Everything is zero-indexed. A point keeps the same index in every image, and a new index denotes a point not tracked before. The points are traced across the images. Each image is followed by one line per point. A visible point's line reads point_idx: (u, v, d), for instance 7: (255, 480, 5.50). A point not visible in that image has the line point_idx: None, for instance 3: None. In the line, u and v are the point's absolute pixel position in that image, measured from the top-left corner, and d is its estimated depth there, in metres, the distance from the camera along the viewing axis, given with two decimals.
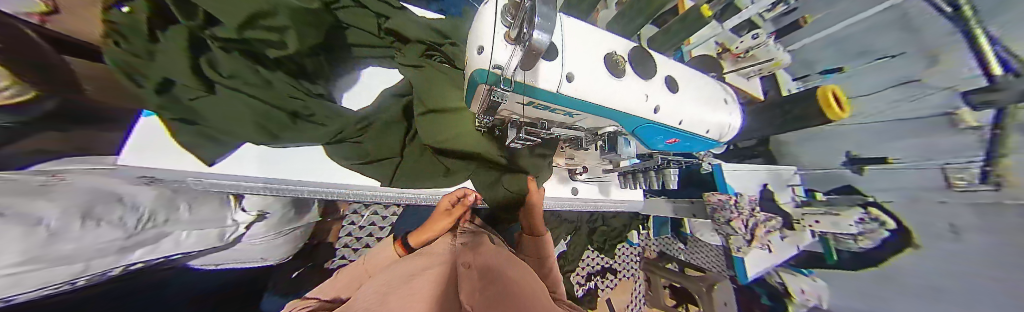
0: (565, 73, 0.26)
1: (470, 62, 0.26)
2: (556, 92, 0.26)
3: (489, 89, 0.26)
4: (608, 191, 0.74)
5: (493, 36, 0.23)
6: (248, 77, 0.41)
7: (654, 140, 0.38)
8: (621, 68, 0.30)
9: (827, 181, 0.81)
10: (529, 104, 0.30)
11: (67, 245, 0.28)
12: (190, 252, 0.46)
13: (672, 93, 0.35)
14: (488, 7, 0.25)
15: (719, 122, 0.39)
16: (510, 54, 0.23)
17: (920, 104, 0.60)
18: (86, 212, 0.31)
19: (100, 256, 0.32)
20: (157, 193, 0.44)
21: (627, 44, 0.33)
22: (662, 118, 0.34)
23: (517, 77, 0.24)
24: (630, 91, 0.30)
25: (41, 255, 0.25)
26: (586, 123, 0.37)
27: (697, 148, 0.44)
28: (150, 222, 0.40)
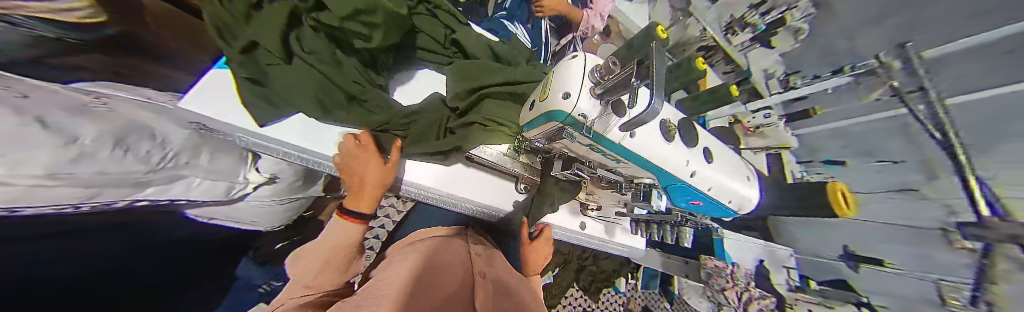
0: (629, 131, 0.31)
1: (550, 103, 0.30)
2: (618, 143, 0.32)
3: (563, 126, 0.31)
4: (612, 233, 0.74)
5: (579, 86, 0.27)
6: (325, 56, 0.45)
7: (681, 199, 0.40)
8: (671, 134, 0.34)
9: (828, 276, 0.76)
10: (587, 146, 0.35)
11: (87, 168, 0.29)
12: (191, 200, 0.46)
13: (708, 163, 0.37)
14: (576, 61, 0.30)
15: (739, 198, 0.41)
16: (598, 107, 0.27)
17: (918, 212, 0.52)
18: (118, 140, 0.32)
19: (116, 186, 0.34)
20: (189, 135, 0.44)
21: (675, 114, 0.38)
22: (696, 182, 0.37)
23: (595, 125, 0.29)
24: (675, 155, 0.34)
25: (58, 173, 0.26)
26: (627, 170, 0.41)
27: (717, 213, 0.45)
28: (172, 161, 0.40)
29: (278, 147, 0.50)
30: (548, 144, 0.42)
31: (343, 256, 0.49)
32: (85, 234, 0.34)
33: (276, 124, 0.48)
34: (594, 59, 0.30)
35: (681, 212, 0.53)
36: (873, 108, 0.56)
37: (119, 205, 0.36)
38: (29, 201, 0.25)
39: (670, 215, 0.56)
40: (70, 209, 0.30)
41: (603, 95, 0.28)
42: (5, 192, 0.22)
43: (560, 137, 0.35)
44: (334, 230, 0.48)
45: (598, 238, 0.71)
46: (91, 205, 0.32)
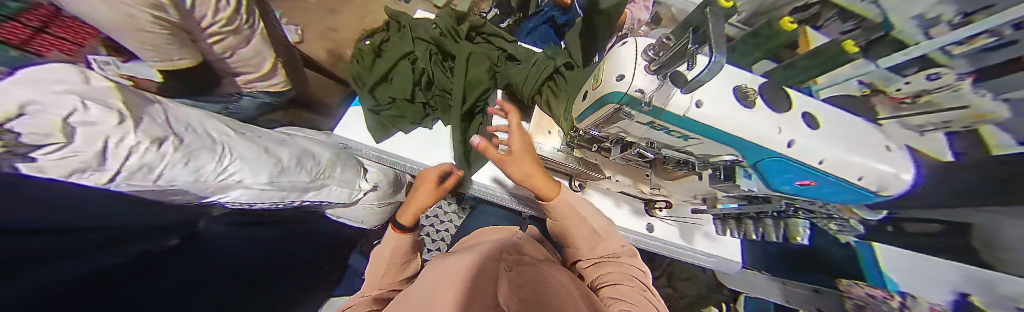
0: (694, 100, 0.31)
1: (605, 87, 0.35)
2: (683, 115, 0.32)
3: (619, 107, 0.33)
4: (692, 239, 0.61)
5: (633, 68, 0.31)
6: (423, 87, 0.73)
7: (781, 179, 0.35)
8: (752, 100, 0.32)
9: None
10: (647, 124, 0.36)
11: (285, 178, 0.48)
12: (332, 202, 0.63)
13: (812, 129, 0.31)
14: (628, 46, 0.33)
15: (884, 176, 0.30)
16: (651, 83, 0.30)
17: None
18: (301, 159, 0.52)
19: (294, 191, 0.52)
20: (336, 155, 0.64)
21: (756, 79, 0.34)
22: (799, 155, 0.31)
23: (652, 100, 0.31)
24: (763, 125, 0.31)
25: (274, 181, 0.47)
26: (699, 148, 0.38)
27: (844, 196, 0.34)
28: (325, 176, 0.58)
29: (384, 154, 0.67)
30: (604, 129, 0.43)
31: (395, 238, 0.46)
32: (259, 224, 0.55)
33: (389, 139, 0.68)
34: (647, 40, 0.32)
35: (786, 199, 0.44)
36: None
37: (295, 203, 0.57)
38: (258, 197, 0.46)
39: (768, 205, 0.46)
40: (267, 204, 0.51)
41: (658, 69, 0.30)
42: (201, 186, 0.36)
43: (617, 119, 0.37)
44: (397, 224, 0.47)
45: (674, 243, 0.61)
46: (264, 204, 0.50)
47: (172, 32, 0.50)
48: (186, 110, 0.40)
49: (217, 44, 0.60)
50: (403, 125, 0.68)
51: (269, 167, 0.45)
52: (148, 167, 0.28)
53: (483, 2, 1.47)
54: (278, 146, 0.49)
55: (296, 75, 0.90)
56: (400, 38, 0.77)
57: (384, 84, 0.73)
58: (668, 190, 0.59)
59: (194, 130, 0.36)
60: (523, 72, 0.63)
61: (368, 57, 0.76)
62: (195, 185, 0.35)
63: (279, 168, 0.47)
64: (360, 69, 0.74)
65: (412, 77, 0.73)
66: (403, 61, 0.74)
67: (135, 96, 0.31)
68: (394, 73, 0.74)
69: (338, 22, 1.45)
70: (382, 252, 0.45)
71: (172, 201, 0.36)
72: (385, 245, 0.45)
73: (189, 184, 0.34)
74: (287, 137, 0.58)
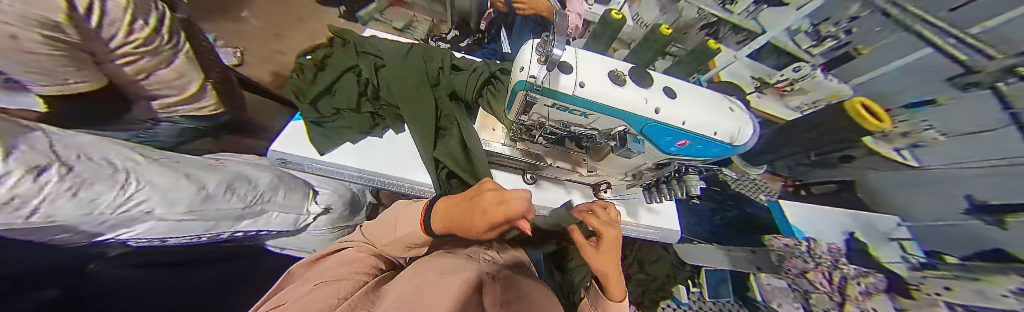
0: (578, 81, 0.37)
1: (514, 78, 0.40)
2: (571, 94, 0.37)
3: (525, 93, 0.38)
4: (636, 214, 0.70)
5: (529, 61, 0.37)
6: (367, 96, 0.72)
7: (664, 142, 0.42)
8: (621, 79, 0.39)
9: (959, 244, 0.66)
10: (552, 107, 0.41)
11: (210, 205, 0.43)
12: (273, 229, 0.58)
13: (671, 99, 0.39)
14: (528, 46, 0.39)
15: (731, 129, 0.40)
16: (541, 71, 0.35)
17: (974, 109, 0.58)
18: (229, 184, 0.47)
19: (224, 219, 0.47)
20: (277, 175, 0.59)
21: (625, 65, 0.42)
22: (666, 119, 0.38)
23: (544, 83, 0.36)
24: (631, 96, 0.38)
25: (195, 210, 0.40)
26: (600, 124, 0.43)
27: (713, 152, 0.43)
28: (263, 199, 0.52)
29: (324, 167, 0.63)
30: (525, 119, 0.47)
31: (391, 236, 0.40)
32: (176, 265, 0.46)
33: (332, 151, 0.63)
34: (539, 40, 0.39)
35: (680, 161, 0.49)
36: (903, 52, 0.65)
37: (223, 235, 0.50)
38: (172, 229, 0.40)
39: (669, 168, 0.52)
40: (189, 238, 0.44)
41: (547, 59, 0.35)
42: (97, 222, 0.30)
43: (530, 107, 0.42)
44: (413, 209, 0.39)
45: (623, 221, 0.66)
46: (182, 238, 0.43)
47: (66, 53, 0.41)
48: (74, 137, 0.33)
49: (127, 67, 0.52)
50: (348, 134, 0.66)
51: (189, 195, 0.39)
52: (17, 201, 0.21)
53: (442, 25, 1.56)
54: (202, 173, 0.44)
55: (230, 96, 0.80)
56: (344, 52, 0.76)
57: (329, 96, 0.71)
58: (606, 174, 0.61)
59: (91, 157, 0.30)
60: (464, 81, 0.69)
61: (306, 70, 0.71)
62: (84, 221, 0.28)
63: (203, 194, 0.41)
64: (301, 81, 0.70)
65: (357, 87, 0.71)
66: (348, 73, 0.72)
67: (6, 122, 0.25)
68: (338, 85, 0.72)
69: (285, 44, 1.37)
70: (376, 229, 0.42)
71: (53, 242, 0.29)
72: (403, 213, 0.40)
73: (78, 221, 0.28)
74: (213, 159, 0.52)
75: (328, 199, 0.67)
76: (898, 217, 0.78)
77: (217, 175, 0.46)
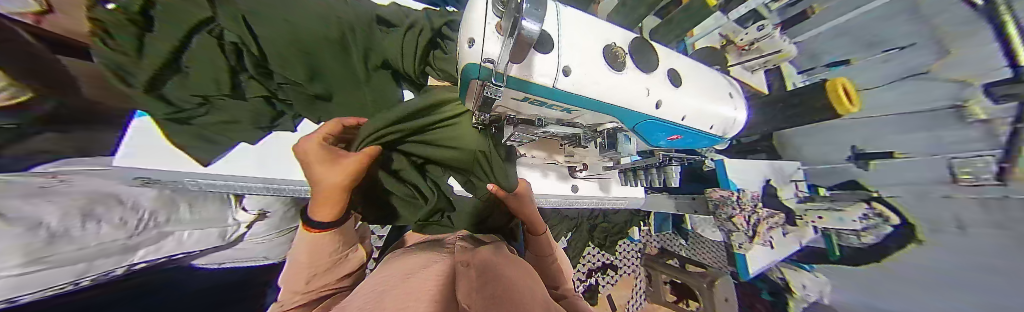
0: (561, 67, 0.29)
1: (462, 57, 0.29)
2: (551, 86, 0.29)
3: (481, 83, 0.29)
4: (609, 188, 0.75)
5: (484, 31, 0.26)
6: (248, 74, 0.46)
7: (657, 137, 0.42)
8: (619, 62, 0.33)
9: (836, 176, 0.92)
10: (524, 100, 0.33)
11: (68, 247, 0.32)
12: (196, 250, 0.52)
13: (673, 88, 0.37)
14: (481, 1, 0.27)
15: (716, 119, 0.42)
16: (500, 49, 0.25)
17: (911, 60, 0.70)
18: (86, 213, 0.35)
19: (102, 256, 0.37)
20: (156, 194, 0.50)
21: (626, 38, 0.36)
22: (662, 114, 0.37)
23: (509, 72, 0.27)
24: (628, 86, 0.33)
25: (43, 257, 0.29)
26: (586, 119, 0.39)
27: (702, 143, 0.48)
28: (150, 222, 0.45)
29: (221, 180, 0.55)
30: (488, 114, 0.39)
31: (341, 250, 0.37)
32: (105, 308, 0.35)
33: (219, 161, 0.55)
34: None
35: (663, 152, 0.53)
36: None
37: (118, 273, 0.39)
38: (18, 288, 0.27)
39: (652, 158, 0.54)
40: (69, 285, 0.33)
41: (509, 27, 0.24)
42: None
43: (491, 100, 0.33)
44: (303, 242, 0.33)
45: (596, 196, 0.73)
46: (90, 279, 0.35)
47: None
48: None
49: None
50: (246, 134, 0.54)
51: (19, 241, 0.27)
52: None
53: None
54: (34, 202, 0.30)
55: None
56: None
57: (176, 78, 0.41)
58: (582, 158, 0.63)
59: None
60: (398, 45, 0.51)
61: (117, 36, 0.33)
62: None
63: (46, 235, 0.30)
64: (122, 55, 0.35)
65: (228, 60, 0.42)
66: (200, 34, 0.38)
67: None
68: (190, 57, 0.39)
69: None
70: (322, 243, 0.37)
71: None
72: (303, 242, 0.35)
73: None
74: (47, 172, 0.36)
75: (260, 201, 0.64)
76: (797, 161, 1.01)
77: (61, 201, 0.34)
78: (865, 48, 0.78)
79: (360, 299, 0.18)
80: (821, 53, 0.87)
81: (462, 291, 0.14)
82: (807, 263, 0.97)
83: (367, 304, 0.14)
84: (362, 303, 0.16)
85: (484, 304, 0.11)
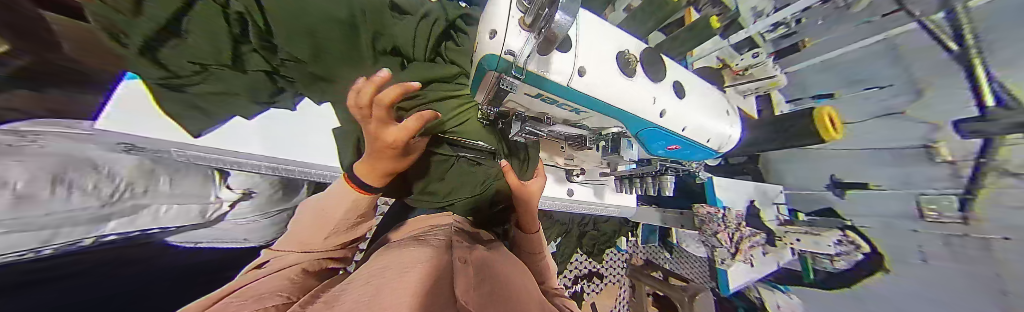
0: (576, 68, 0.30)
1: (481, 48, 0.29)
2: (566, 85, 0.30)
3: (499, 76, 0.29)
4: (602, 195, 0.76)
5: (506, 24, 0.26)
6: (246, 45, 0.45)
7: (658, 146, 0.43)
8: (631, 68, 0.34)
9: (814, 202, 0.96)
10: (537, 97, 0.34)
11: (34, 211, 0.29)
12: (173, 227, 0.49)
13: (679, 99, 0.39)
14: None
15: (717, 133, 0.44)
16: (523, 43, 0.26)
17: (895, 96, 0.76)
18: (55, 178, 0.32)
19: (70, 225, 0.33)
20: (137, 163, 0.46)
21: (638, 46, 0.37)
22: (666, 123, 0.39)
23: (527, 66, 0.28)
24: (639, 92, 0.35)
25: (7, 220, 0.26)
26: (592, 122, 0.41)
27: (698, 156, 0.50)
28: (126, 192, 0.42)
29: (214, 154, 0.59)
30: (498, 108, 0.40)
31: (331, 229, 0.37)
32: (81, 275, 0.33)
33: (208, 133, 0.58)
34: None
35: (660, 162, 0.54)
36: (865, 35, 0.75)
37: (89, 243, 0.35)
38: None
39: (649, 166, 0.56)
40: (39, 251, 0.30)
41: (533, 25, 0.26)
42: None
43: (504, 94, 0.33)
44: (332, 196, 0.36)
45: (589, 202, 0.74)
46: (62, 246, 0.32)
47: None
48: None
49: None
50: (240, 107, 0.59)
51: None
52: None
53: None
54: (5, 161, 0.27)
55: None
56: None
57: (173, 44, 0.40)
58: (580, 162, 0.64)
59: None
60: (411, 32, 0.52)
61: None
62: None
63: (12, 196, 0.27)
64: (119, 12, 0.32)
65: (230, 30, 0.41)
66: None
67: None
68: (189, 23, 0.38)
69: None
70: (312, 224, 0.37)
71: None
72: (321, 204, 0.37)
73: None
74: (50, 122, 0.34)
75: (246, 180, 0.66)
76: (778, 187, 1.02)
77: (36, 164, 0.31)
78: (849, 84, 0.84)
79: (353, 291, 0.18)
80: (808, 86, 0.91)
81: (457, 288, 0.14)
82: (782, 284, 1.01)
83: (355, 299, 0.14)
84: (355, 295, 0.15)
85: (488, 306, 0.10)
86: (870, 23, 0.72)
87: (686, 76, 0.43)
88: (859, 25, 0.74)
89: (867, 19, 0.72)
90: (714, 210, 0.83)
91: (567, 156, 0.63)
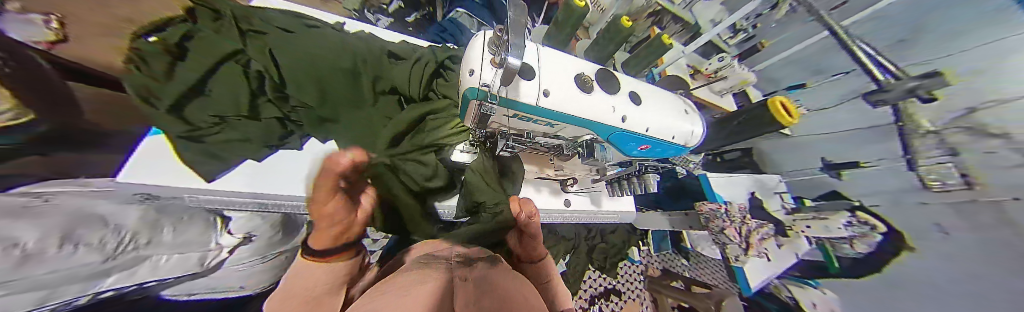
0: (542, 90, 0.34)
1: (463, 83, 0.34)
2: (534, 105, 0.34)
3: (479, 103, 0.33)
4: (600, 202, 0.77)
5: (481, 63, 0.31)
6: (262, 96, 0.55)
7: (629, 147, 0.47)
8: (588, 86, 0.38)
9: (814, 188, 0.96)
10: (514, 117, 0.37)
11: (39, 270, 0.29)
12: (172, 277, 0.46)
13: (636, 105, 0.43)
14: (478, 40, 0.33)
15: (685, 132, 0.48)
16: (494, 76, 0.30)
17: (849, 86, 0.80)
18: (65, 235, 0.33)
19: (69, 282, 0.32)
20: (141, 214, 0.46)
21: (594, 67, 0.42)
22: (631, 126, 0.42)
23: (500, 93, 0.31)
24: (598, 103, 0.38)
25: (8, 280, 0.26)
26: (568, 133, 0.43)
27: (669, 153, 0.52)
28: (131, 243, 0.41)
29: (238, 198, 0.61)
30: (484, 131, 0.43)
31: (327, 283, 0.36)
32: None
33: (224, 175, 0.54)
34: (492, 34, 0.34)
35: (638, 162, 0.56)
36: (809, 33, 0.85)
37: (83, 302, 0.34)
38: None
39: (630, 168, 0.58)
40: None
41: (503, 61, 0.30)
42: None
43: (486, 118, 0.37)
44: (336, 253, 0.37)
45: (587, 210, 0.74)
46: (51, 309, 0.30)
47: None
48: None
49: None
50: (247, 151, 0.56)
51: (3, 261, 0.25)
52: None
53: None
54: (21, 221, 0.28)
55: None
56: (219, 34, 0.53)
57: (200, 100, 0.50)
58: (570, 172, 0.65)
59: None
60: (406, 73, 0.59)
61: (151, 61, 0.46)
62: None
63: (19, 255, 0.27)
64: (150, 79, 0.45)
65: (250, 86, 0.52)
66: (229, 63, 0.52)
67: None
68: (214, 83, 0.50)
69: None
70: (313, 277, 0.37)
71: None
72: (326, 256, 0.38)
73: None
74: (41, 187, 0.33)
75: (246, 224, 0.63)
76: (773, 176, 1.07)
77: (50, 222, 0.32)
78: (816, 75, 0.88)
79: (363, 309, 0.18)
80: (779, 79, 0.99)
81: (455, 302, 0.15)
82: (812, 279, 0.93)
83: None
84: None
85: None
86: (808, 23, 0.85)
87: (643, 87, 0.48)
88: (802, 26, 0.87)
89: (806, 20, 0.85)
90: (715, 206, 0.83)
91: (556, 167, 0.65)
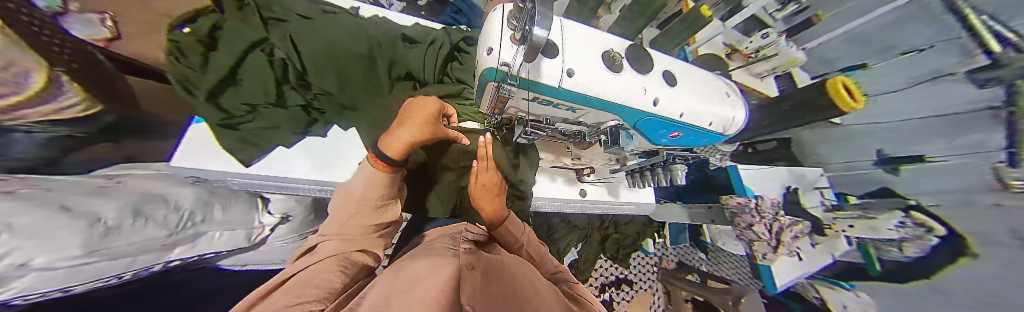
0: (565, 69, 0.31)
1: (481, 63, 0.33)
2: (557, 86, 0.32)
3: (497, 85, 0.32)
4: (617, 193, 0.75)
5: (499, 40, 0.29)
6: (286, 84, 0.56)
7: (659, 135, 0.43)
8: (617, 64, 0.35)
9: (863, 185, 0.84)
10: (533, 100, 0.36)
11: (121, 241, 0.35)
12: (222, 251, 0.54)
13: (670, 87, 0.39)
14: (496, 15, 0.31)
15: (725, 117, 0.43)
16: (515, 56, 0.28)
17: (926, 66, 0.68)
18: (138, 211, 0.38)
19: (145, 251, 0.38)
20: (195, 195, 0.52)
21: (623, 44, 0.38)
22: (661, 111, 0.38)
23: (520, 73, 0.30)
24: (630, 85, 0.35)
25: (98, 249, 0.31)
26: (589, 119, 0.41)
27: (704, 142, 0.48)
28: (188, 221, 0.47)
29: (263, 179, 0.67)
30: (500, 115, 0.42)
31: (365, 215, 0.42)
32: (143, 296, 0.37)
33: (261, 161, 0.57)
34: (513, 7, 0.31)
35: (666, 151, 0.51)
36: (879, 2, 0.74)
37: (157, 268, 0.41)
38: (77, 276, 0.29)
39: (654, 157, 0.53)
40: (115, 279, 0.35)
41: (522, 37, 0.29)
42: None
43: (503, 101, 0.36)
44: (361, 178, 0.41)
45: (604, 201, 0.72)
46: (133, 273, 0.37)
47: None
48: None
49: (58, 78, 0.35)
50: (279, 137, 0.58)
51: (84, 234, 0.30)
52: None
53: None
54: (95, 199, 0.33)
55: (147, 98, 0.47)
56: (239, 20, 0.52)
57: (231, 90, 0.51)
58: (589, 160, 0.63)
59: None
60: (421, 58, 0.60)
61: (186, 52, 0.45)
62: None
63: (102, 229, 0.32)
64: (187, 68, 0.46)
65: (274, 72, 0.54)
66: (254, 52, 0.52)
67: None
68: (244, 71, 0.51)
69: None
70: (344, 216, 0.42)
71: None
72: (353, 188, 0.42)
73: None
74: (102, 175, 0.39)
75: (283, 205, 0.70)
76: (818, 169, 0.95)
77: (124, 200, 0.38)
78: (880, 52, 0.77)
79: (380, 294, 0.19)
80: (834, 59, 0.87)
81: (465, 285, 0.15)
82: (845, 282, 0.86)
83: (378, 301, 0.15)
84: (376, 298, 0.17)
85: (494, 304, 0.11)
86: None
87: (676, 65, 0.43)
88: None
89: None
90: (742, 200, 0.77)
91: (574, 155, 0.63)
